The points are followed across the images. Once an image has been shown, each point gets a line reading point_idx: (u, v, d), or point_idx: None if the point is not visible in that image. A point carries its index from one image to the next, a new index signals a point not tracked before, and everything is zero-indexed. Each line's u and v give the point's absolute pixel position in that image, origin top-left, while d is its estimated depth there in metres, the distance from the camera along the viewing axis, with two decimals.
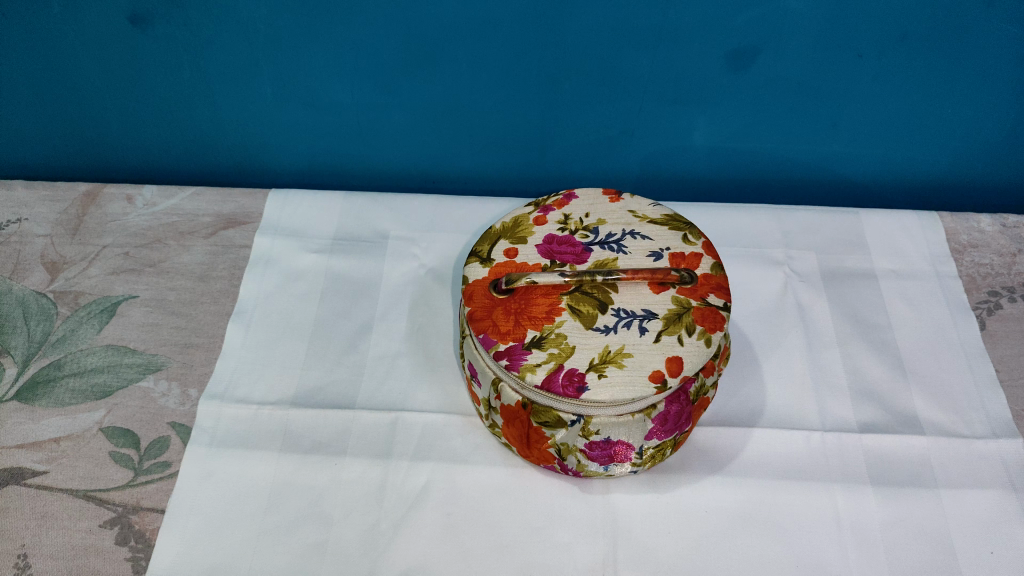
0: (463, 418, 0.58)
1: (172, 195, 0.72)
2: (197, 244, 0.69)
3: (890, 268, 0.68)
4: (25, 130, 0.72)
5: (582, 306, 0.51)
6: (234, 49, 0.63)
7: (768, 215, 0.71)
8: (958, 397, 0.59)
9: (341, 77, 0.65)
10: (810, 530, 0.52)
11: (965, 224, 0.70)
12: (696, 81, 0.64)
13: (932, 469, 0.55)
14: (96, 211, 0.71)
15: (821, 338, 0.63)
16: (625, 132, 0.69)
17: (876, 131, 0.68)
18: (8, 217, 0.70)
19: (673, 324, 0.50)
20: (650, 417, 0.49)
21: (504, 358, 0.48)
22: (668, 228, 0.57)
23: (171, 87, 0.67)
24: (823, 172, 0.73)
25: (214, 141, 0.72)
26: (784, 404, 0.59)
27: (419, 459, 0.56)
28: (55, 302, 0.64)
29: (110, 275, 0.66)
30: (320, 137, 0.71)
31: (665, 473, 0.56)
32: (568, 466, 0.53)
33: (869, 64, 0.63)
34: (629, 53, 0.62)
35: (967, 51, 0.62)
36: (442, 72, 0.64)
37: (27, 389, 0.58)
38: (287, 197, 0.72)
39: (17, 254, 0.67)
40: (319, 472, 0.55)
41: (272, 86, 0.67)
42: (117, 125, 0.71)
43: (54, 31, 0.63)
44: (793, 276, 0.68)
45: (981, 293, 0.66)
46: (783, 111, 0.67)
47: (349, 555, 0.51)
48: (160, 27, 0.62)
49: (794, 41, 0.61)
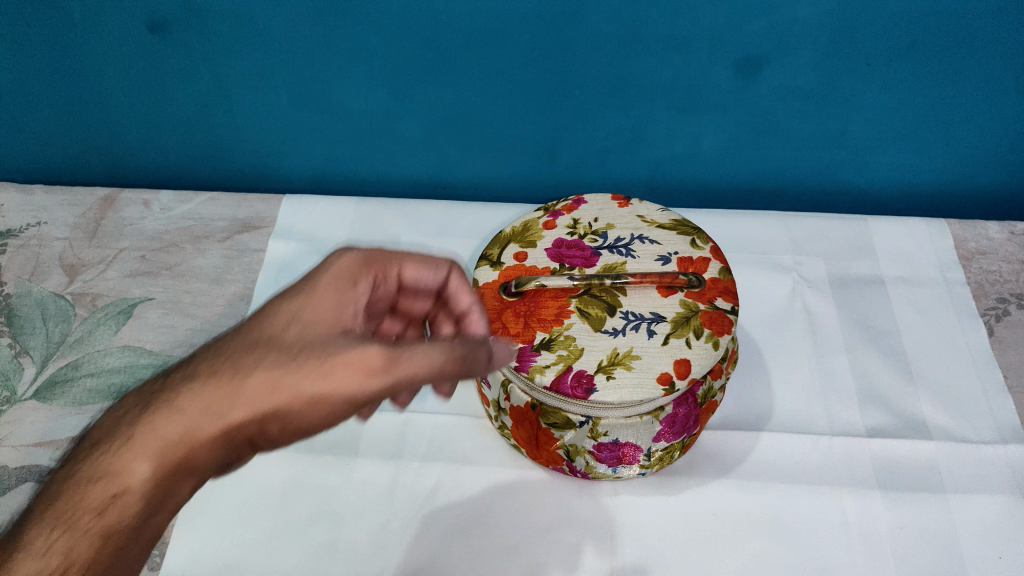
0: (474, 420, 0.59)
1: (188, 200, 0.74)
2: (212, 248, 0.70)
3: (897, 274, 0.68)
4: (44, 135, 0.74)
5: (591, 309, 0.52)
6: (250, 56, 0.64)
7: (776, 222, 0.72)
8: (967, 403, 0.59)
9: (355, 83, 0.66)
10: (818, 533, 0.53)
11: (973, 231, 0.70)
12: (706, 88, 0.65)
13: (940, 473, 0.55)
14: (113, 215, 0.72)
15: (829, 343, 0.64)
16: (635, 138, 0.70)
17: (884, 138, 0.69)
18: (28, 220, 0.71)
19: (681, 327, 0.50)
20: (660, 419, 0.50)
21: (514, 359, 0.49)
22: (677, 232, 0.57)
23: (188, 92, 0.68)
24: (832, 179, 0.73)
25: (230, 147, 0.73)
26: (793, 408, 0.60)
27: (429, 460, 0.56)
28: (74, 303, 0.65)
29: (127, 277, 0.67)
30: (334, 143, 0.72)
31: (672, 475, 0.56)
32: (576, 467, 0.53)
33: (878, 72, 0.63)
34: (639, 61, 0.63)
35: (976, 60, 0.62)
36: (456, 79, 0.65)
37: (46, 387, 0.59)
38: (301, 203, 0.73)
39: (36, 258, 0.68)
40: (330, 472, 0.55)
41: (287, 93, 0.68)
42: (134, 131, 0.73)
43: (74, 39, 0.65)
44: (801, 282, 0.68)
45: (989, 300, 0.66)
46: (792, 118, 0.67)
47: (359, 554, 0.51)
48: (178, 35, 0.63)
49: (803, 50, 0.61)
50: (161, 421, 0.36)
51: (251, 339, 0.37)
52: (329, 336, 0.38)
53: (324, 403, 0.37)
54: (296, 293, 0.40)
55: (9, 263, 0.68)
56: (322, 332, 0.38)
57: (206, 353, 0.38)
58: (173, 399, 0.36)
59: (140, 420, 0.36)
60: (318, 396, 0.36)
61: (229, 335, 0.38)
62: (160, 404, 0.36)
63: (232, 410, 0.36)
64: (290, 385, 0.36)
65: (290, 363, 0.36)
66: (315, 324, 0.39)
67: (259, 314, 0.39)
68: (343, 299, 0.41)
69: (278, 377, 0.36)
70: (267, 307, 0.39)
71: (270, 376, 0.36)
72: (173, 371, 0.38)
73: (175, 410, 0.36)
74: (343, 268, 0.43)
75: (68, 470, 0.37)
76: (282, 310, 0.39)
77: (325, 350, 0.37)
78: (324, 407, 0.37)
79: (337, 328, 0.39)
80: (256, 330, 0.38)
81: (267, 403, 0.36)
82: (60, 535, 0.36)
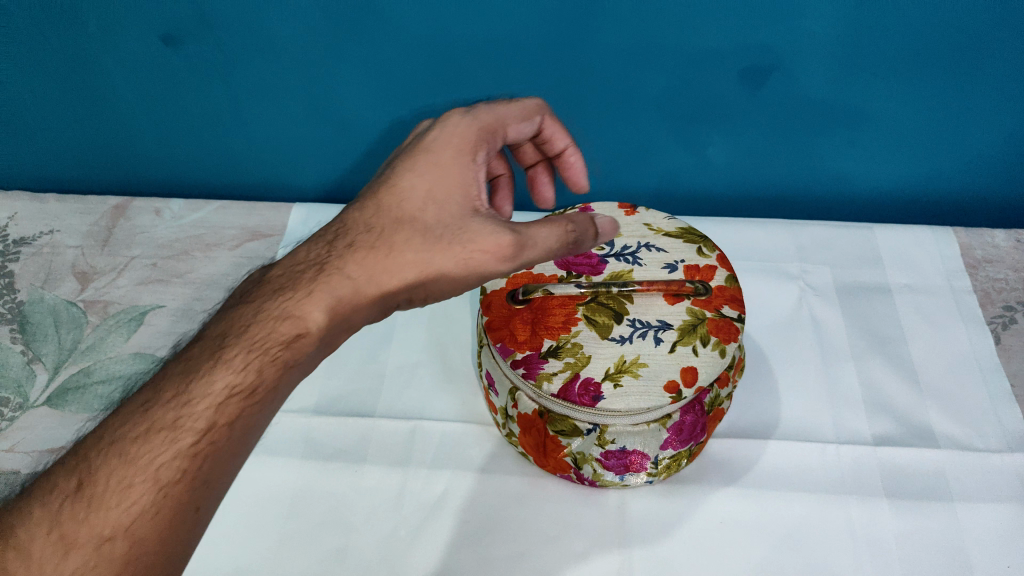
0: (481, 427, 0.59)
1: (199, 209, 0.74)
2: (222, 256, 0.70)
3: (903, 282, 0.69)
4: (57, 144, 0.75)
5: (598, 317, 0.52)
6: (261, 67, 0.65)
7: (783, 230, 0.73)
8: (974, 411, 0.60)
9: (364, 93, 0.67)
10: (827, 541, 0.53)
11: (980, 239, 0.70)
12: (712, 98, 0.65)
13: (948, 481, 0.55)
14: (125, 223, 0.73)
15: (836, 351, 0.64)
16: (642, 147, 0.70)
17: (890, 147, 0.69)
18: (41, 228, 0.72)
19: (688, 335, 0.50)
20: (666, 426, 0.50)
21: (521, 366, 0.49)
22: (683, 240, 0.58)
23: (200, 103, 0.69)
24: (839, 187, 0.74)
25: (241, 157, 0.74)
26: (800, 416, 0.60)
27: (437, 467, 0.57)
28: (85, 310, 0.65)
29: (139, 285, 0.68)
30: (344, 152, 0.73)
31: (679, 483, 0.56)
32: (583, 474, 0.53)
33: (883, 82, 0.63)
34: (647, 71, 0.63)
35: (981, 69, 0.62)
36: (465, 90, 0.66)
37: (58, 394, 0.59)
38: (310, 211, 0.74)
39: (49, 266, 0.69)
40: (339, 479, 0.56)
41: (298, 104, 0.68)
42: (147, 141, 0.73)
43: (88, 51, 0.65)
44: (808, 290, 0.69)
45: (996, 308, 0.66)
46: (799, 127, 0.68)
47: (368, 560, 0.52)
48: (191, 46, 0.64)
49: (809, 60, 0.62)
50: (336, 281, 0.43)
51: (393, 220, 0.45)
52: (462, 214, 0.46)
53: (459, 274, 0.46)
54: (425, 168, 0.47)
55: (22, 270, 0.68)
56: (453, 209, 0.46)
57: (354, 225, 0.46)
58: (341, 267, 0.44)
59: (315, 277, 0.44)
60: (455, 274, 0.46)
61: (368, 213, 0.46)
62: (329, 269, 0.44)
63: (388, 281, 0.44)
64: (435, 266, 0.45)
65: (435, 244, 0.45)
66: (444, 199, 0.47)
67: (393, 191, 0.46)
68: (469, 173, 0.48)
69: (427, 258, 0.45)
70: (399, 181, 0.47)
71: (420, 255, 0.45)
72: (333, 239, 0.46)
73: (346, 276, 0.44)
74: (465, 136, 0.49)
75: (249, 306, 0.43)
76: (414, 189, 0.46)
77: (460, 229, 0.46)
78: (458, 279, 0.47)
79: (466, 203, 0.47)
80: (394, 207, 0.46)
81: (414, 279, 0.45)
82: (252, 358, 0.41)
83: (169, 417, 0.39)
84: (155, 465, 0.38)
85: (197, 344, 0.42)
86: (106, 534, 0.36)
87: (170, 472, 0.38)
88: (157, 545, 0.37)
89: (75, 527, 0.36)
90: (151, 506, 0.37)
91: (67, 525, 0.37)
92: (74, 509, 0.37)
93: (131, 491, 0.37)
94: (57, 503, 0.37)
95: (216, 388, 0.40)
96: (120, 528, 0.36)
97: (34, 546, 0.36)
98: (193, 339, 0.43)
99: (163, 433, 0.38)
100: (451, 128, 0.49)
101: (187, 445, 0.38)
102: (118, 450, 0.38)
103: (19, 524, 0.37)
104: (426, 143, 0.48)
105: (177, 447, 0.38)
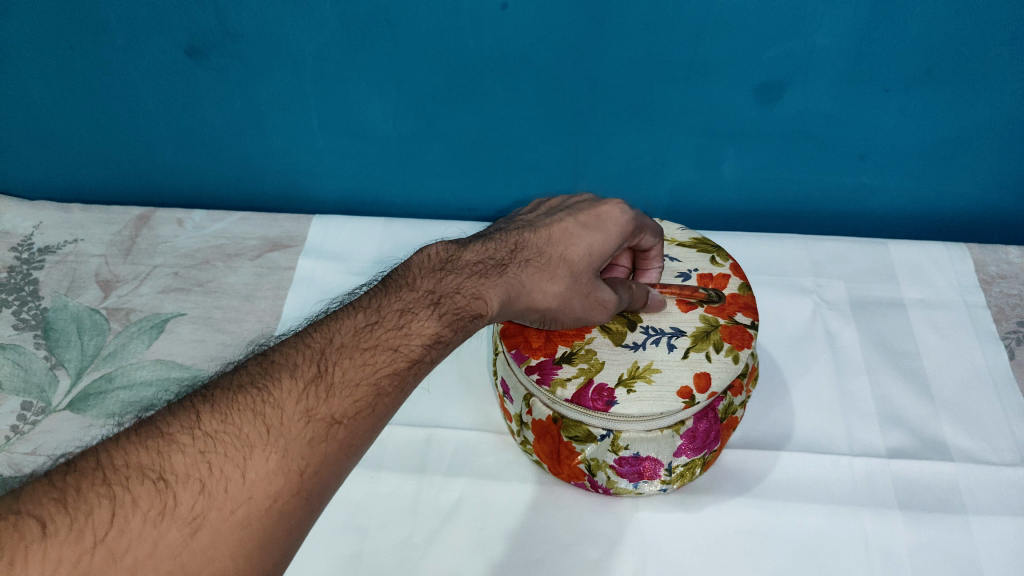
0: (497, 436, 0.60)
1: (220, 220, 0.76)
2: (243, 266, 0.71)
3: (918, 297, 0.69)
4: (83, 155, 0.76)
5: (611, 324, 0.53)
6: (283, 79, 0.66)
7: (797, 246, 0.73)
8: (988, 425, 0.60)
9: (385, 107, 0.68)
10: (842, 552, 0.53)
11: (993, 255, 0.71)
12: (727, 114, 0.66)
13: (961, 495, 0.55)
14: (148, 233, 0.74)
15: (850, 364, 0.64)
16: (657, 162, 0.71)
17: (904, 162, 0.70)
18: (67, 237, 0.74)
19: (701, 340, 0.51)
20: (680, 433, 0.50)
21: (535, 372, 0.50)
22: (697, 250, 0.59)
23: (222, 116, 0.70)
24: (852, 205, 0.74)
25: (263, 170, 0.75)
26: (813, 428, 0.60)
27: (452, 474, 0.58)
28: (108, 317, 0.66)
29: (160, 293, 0.69)
30: (364, 166, 0.74)
31: (692, 492, 0.57)
32: (597, 482, 0.54)
33: (896, 97, 0.64)
34: (662, 87, 0.64)
35: (993, 83, 0.62)
36: (482, 104, 0.67)
37: (80, 399, 0.60)
38: (329, 224, 0.75)
39: (73, 273, 0.70)
40: (356, 484, 0.57)
41: (318, 116, 0.69)
42: (171, 152, 0.75)
43: (115, 63, 0.67)
44: (821, 303, 0.69)
45: (1010, 323, 0.66)
46: (814, 142, 0.68)
47: (384, 565, 0.52)
48: (216, 58, 0.65)
49: (821, 76, 0.63)
50: (512, 283, 0.47)
51: (560, 255, 0.50)
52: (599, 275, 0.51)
53: (579, 320, 0.51)
54: (591, 228, 0.51)
55: (47, 277, 0.70)
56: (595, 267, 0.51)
57: (527, 245, 0.50)
58: (518, 276, 0.48)
59: (500, 273, 0.47)
60: (577, 316, 0.50)
61: (539, 240, 0.50)
62: (509, 274, 0.47)
63: (540, 299, 0.48)
64: (571, 306, 0.50)
65: (581, 290, 0.49)
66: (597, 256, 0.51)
67: (563, 234, 0.51)
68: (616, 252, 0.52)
69: (570, 299, 0.49)
70: (569, 228, 0.51)
71: (569, 293, 0.49)
72: (513, 249, 0.49)
73: (521, 281, 0.47)
74: (622, 221, 0.52)
75: (447, 278, 0.46)
76: (581, 242, 0.51)
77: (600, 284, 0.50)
78: (571, 322, 0.51)
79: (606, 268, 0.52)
80: (559, 245, 0.50)
81: (552, 307, 0.49)
82: (448, 318, 0.42)
83: (390, 339, 0.39)
84: (375, 375, 0.37)
85: (405, 292, 0.44)
86: (337, 417, 0.35)
87: (388, 382, 0.37)
88: (365, 443, 0.35)
89: (318, 403, 0.35)
90: (369, 405, 0.36)
91: (311, 399, 0.35)
92: (315, 387, 0.35)
93: (358, 389, 0.36)
94: (300, 380, 0.35)
95: (428, 331, 0.41)
96: (348, 415, 0.35)
97: (283, 408, 0.34)
98: (397, 284, 0.44)
99: (385, 352, 0.39)
100: (622, 211, 0.52)
101: (402, 365, 0.39)
102: (350, 354, 0.38)
103: (269, 387, 0.35)
104: (596, 211, 0.53)
105: (395, 366, 0.38)
